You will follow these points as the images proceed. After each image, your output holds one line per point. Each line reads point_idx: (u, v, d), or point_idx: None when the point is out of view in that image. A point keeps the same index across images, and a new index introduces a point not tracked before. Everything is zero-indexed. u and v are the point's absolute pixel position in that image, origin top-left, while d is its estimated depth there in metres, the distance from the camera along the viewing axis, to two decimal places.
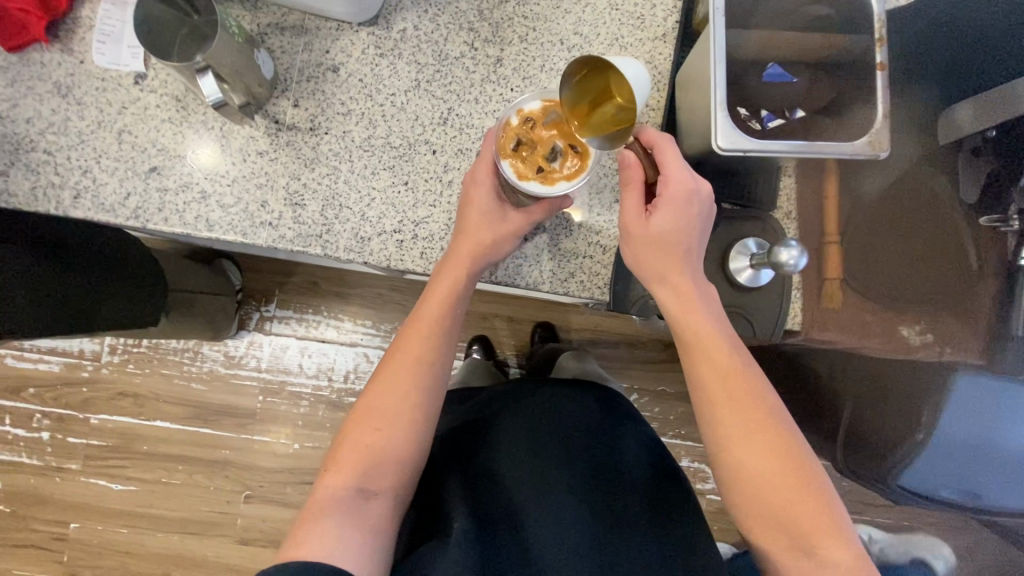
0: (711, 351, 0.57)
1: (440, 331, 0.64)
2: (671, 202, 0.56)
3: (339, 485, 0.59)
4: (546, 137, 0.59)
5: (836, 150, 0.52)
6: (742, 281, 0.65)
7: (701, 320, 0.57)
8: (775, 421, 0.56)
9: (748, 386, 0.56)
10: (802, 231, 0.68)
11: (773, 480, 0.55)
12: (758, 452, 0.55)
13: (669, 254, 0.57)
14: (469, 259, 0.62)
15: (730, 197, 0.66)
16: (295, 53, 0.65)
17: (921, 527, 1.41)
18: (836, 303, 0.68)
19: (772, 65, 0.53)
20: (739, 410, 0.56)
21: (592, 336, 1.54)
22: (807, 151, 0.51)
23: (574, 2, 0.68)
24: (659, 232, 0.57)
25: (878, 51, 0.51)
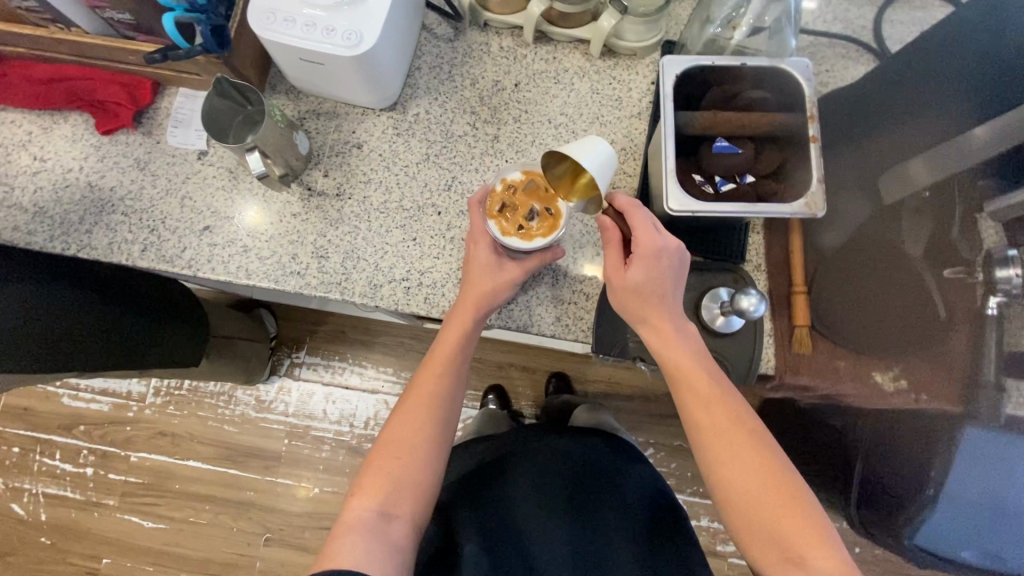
0: (692, 382, 0.63)
1: (454, 367, 0.72)
2: (644, 262, 0.63)
3: (364, 507, 0.66)
4: (526, 202, 0.70)
5: (777, 210, 0.59)
6: (714, 326, 0.71)
7: (681, 353, 0.63)
8: (757, 443, 0.61)
9: (728, 412, 0.62)
10: (770, 283, 0.75)
11: (758, 497, 0.59)
12: (742, 474, 0.60)
13: (649, 298, 0.64)
14: (477, 302, 0.70)
15: (701, 250, 0.74)
16: (327, 134, 0.79)
17: None
18: (807, 348, 0.72)
19: (721, 138, 0.61)
20: (721, 434, 0.62)
21: (604, 388, 1.58)
22: (750, 213, 0.59)
23: (561, 88, 0.80)
24: (638, 280, 0.64)
25: (811, 126, 0.60)
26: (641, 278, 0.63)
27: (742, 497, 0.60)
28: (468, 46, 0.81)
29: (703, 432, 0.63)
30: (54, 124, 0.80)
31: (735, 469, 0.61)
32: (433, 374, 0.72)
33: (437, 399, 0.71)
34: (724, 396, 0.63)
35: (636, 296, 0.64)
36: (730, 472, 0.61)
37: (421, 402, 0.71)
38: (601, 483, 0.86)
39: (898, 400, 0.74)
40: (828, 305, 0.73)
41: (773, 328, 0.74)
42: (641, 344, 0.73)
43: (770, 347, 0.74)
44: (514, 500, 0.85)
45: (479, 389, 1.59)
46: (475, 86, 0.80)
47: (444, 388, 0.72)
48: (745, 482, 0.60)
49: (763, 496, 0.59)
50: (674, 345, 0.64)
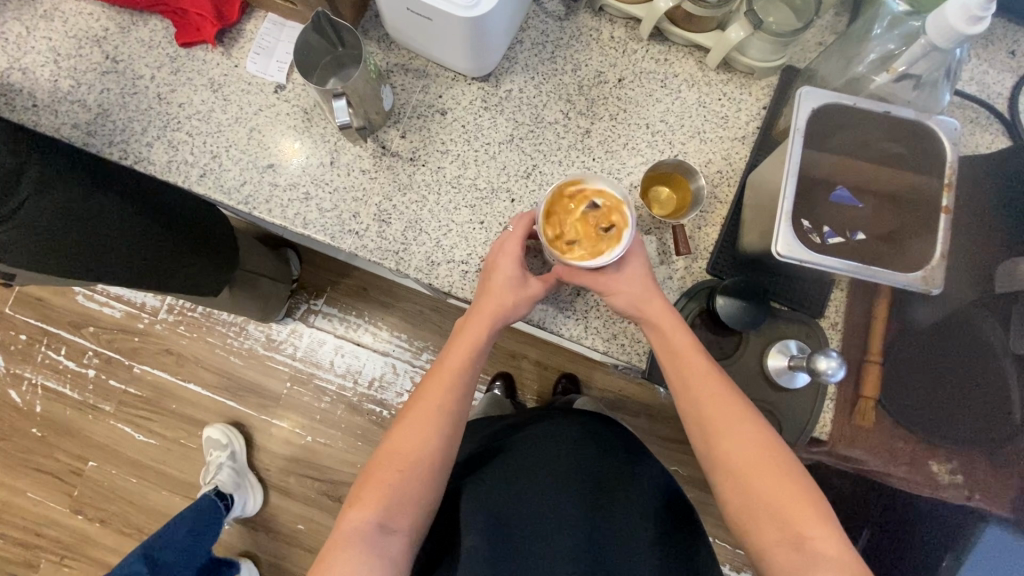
0: (690, 375, 0.63)
1: (460, 376, 0.70)
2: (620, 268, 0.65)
3: (362, 518, 0.63)
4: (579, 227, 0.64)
5: (890, 277, 0.54)
6: (779, 380, 0.67)
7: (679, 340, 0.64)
8: (759, 429, 0.61)
9: (727, 405, 0.62)
10: (843, 345, 0.70)
11: (758, 472, 0.59)
12: (741, 460, 0.60)
13: (646, 290, 0.65)
14: (491, 317, 0.68)
15: (784, 297, 0.69)
16: (412, 92, 0.74)
17: None
18: (868, 422, 0.68)
19: (841, 187, 0.58)
20: (725, 427, 0.61)
21: (613, 400, 1.53)
22: (861, 273, 0.54)
23: (667, 93, 0.74)
24: (629, 292, 0.64)
25: (946, 197, 0.54)
26: (634, 290, 0.65)
27: (744, 485, 0.60)
28: (577, 29, 0.76)
29: (703, 425, 0.63)
30: (132, 25, 0.75)
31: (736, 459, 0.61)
32: (438, 389, 0.69)
33: (445, 405, 0.69)
34: (718, 384, 0.62)
35: (632, 286, 0.65)
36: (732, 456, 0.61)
37: (427, 412, 0.68)
38: (613, 468, 0.82)
39: (950, 493, 0.70)
40: (898, 382, 0.69)
41: (837, 393, 0.68)
42: None
43: (829, 412, 0.68)
44: (519, 469, 0.79)
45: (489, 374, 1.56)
46: (577, 72, 0.75)
47: (449, 390, 0.69)
48: (745, 470, 0.60)
49: (770, 480, 0.59)
50: (666, 338, 0.64)
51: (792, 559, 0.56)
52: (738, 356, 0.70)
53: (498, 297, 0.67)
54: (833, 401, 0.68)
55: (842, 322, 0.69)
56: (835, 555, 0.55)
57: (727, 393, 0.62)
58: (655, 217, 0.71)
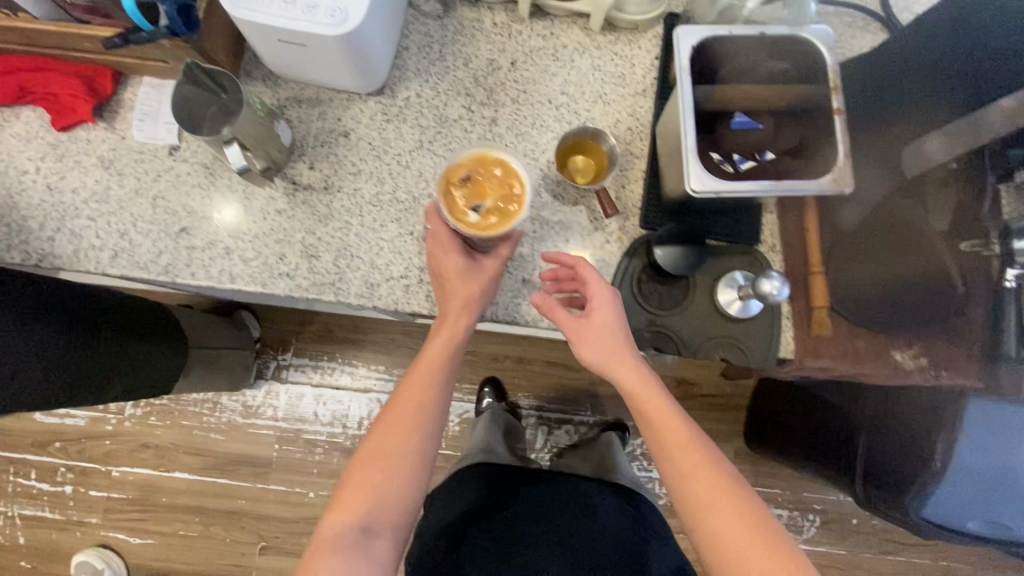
0: (665, 442, 0.62)
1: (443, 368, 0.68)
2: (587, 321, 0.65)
3: (341, 524, 0.61)
4: (481, 191, 0.65)
5: (803, 188, 0.56)
6: (732, 312, 0.68)
7: (658, 403, 0.63)
8: (741, 501, 0.60)
9: (709, 471, 0.61)
10: (786, 263, 0.71)
11: (738, 548, 0.58)
12: (725, 535, 0.59)
13: (618, 350, 0.64)
14: (461, 311, 0.66)
15: (718, 232, 0.70)
16: (310, 122, 0.73)
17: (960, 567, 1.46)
18: (826, 330, 0.69)
19: (738, 114, 0.59)
20: (704, 494, 0.60)
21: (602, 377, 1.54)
22: (775, 190, 0.55)
23: (560, 65, 0.75)
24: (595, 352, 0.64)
25: (834, 98, 0.56)
26: (602, 348, 0.64)
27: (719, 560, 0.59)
28: (459, 23, 0.76)
29: (679, 489, 0.62)
30: (3, 121, 0.72)
31: (713, 529, 0.60)
32: (423, 386, 0.67)
33: (427, 403, 0.67)
34: (697, 455, 0.62)
35: (599, 341, 0.64)
36: (710, 525, 0.60)
37: (406, 411, 0.66)
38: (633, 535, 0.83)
39: (919, 378, 0.72)
40: (849, 284, 0.70)
41: (791, 310, 0.71)
42: (659, 334, 0.71)
43: (787, 330, 0.71)
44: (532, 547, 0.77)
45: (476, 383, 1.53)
46: (469, 65, 0.75)
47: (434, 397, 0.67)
48: (728, 547, 0.59)
49: (749, 555, 0.58)
50: (643, 403, 0.64)
51: None
52: (691, 299, 0.70)
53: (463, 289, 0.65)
54: (787, 319, 0.70)
55: (778, 244, 0.71)
56: None
57: (707, 457, 0.62)
58: (579, 186, 0.71)
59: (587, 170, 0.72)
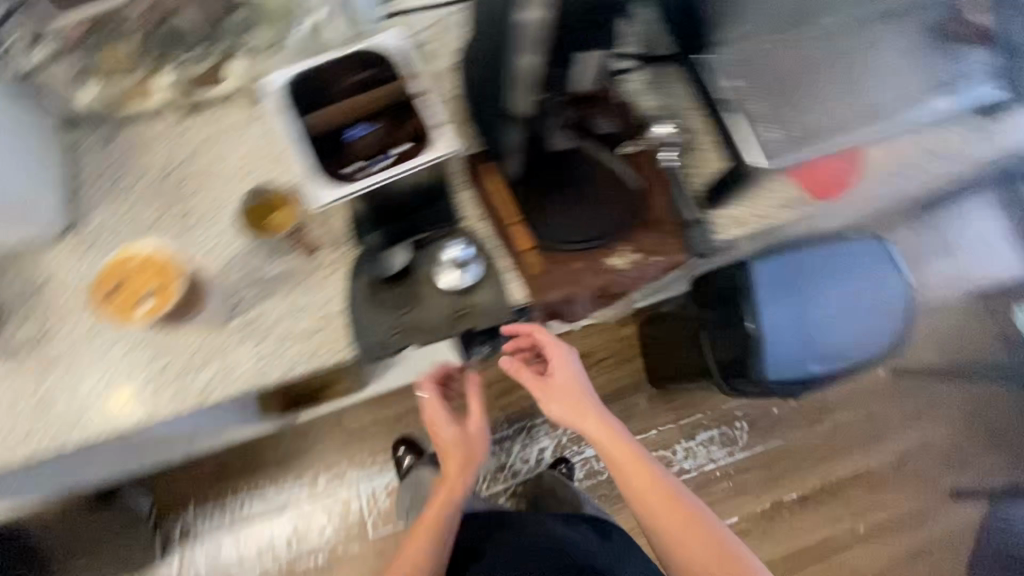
0: (618, 460, 0.89)
1: None
2: (563, 379, 0.94)
3: None
4: (133, 285, 0.68)
5: (413, 165, 0.64)
6: (453, 286, 0.74)
7: (606, 435, 0.90)
8: (671, 489, 0.89)
9: (647, 476, 0.89)
10: (493, 225, 0.78)
11: (671, 524, 0.87)
12: (658, 517, 0.88)
13: (573, 403, 0.93)
14: None
15: (422, 225, 0.77)
16: (9, 285, 0.74)
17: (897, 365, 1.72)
18: (539, 269, 0.75)
19: (352, 126, 0.65)
20: (645, 494, 0.89)
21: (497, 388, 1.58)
22: (390, 176, 0.64)
23: (233, 140, 0.79)
24: (593, 399, 0.93)
25: (415, 84, 0.65)
26: (569, 399, 0.93)
27: (661, 534, 0.88)
28: (128, 141, 0.79)
29: (632, 493, 0.89)
30: None
31: (656, 514, 0.88)
32: None
33: None
34: (641, 464, 0.89)
35: (562, 394, 0.93)
36: (647, 513, 0.89)
37: None
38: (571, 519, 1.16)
39: (638, 273, 0.79)
40: (546, 223, 0.76)
41: (510, 264, 0.77)
42: (405, 334, 0.74)
43: (514, 282, 0.77)
44: None
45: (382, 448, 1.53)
46: (149, 174, 0.78)
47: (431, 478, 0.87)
48: (662, 525, 0.88)
49: (677, 526, 0.87)
50: (603, 440, 0.90)
51: None
52: (420, 291, 0.75)
53: (510, 371, 0.96)
54: (510, 274, 0.76)
55: (479, 213, 0.79)
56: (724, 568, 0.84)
57: (646, 468, 0.89)
58: (282, 237, 0.75)
59: (280, 220, 0.75)
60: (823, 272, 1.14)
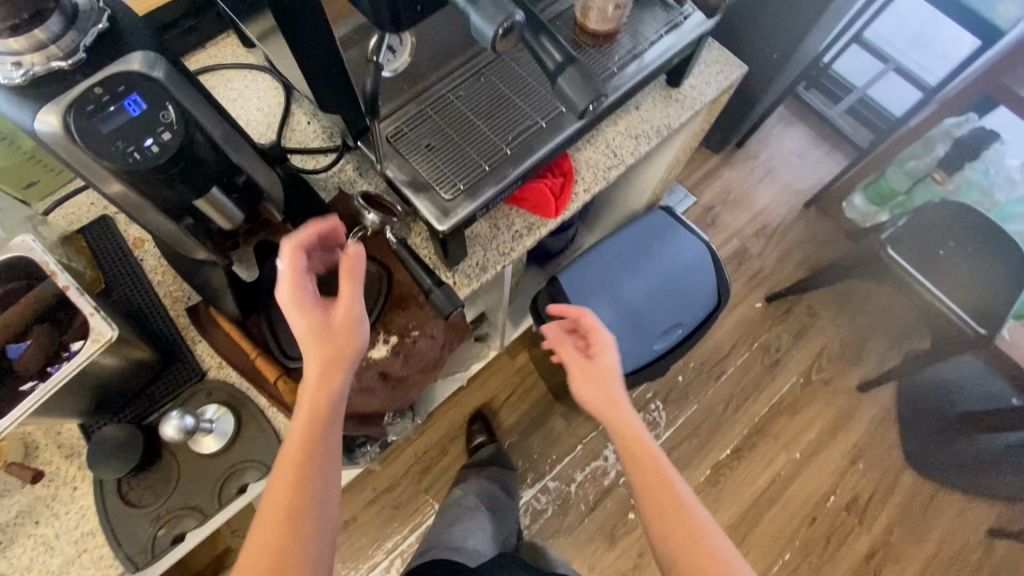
0: (633, 446, 0.67)
1: (322, 452, 0.57)
2: (587, 358, 0.79)
3: None
4: None
5: (76, 364, 0.59)
6: (208, 449, 0.69)
7: (629, 419, 0.70)
8: (696, 514, 0.62)
9: (674, 502, 0.63)
10: (237, 367, 0.74)
11: (698, 564, 0.59)
12: (680, 547, 0.60)
13: (602, 381, 0.75)
14: (325, 402, 0.57)
15: (161, 397, 0.72)
16: None
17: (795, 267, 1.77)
18: (295, 395, 0.72)
19: (14, 345, 0.61)
20: (660, 518, 0.63)
21: (407, 477, 1.51)
22: (53, 387, 0.58)
23: None
24: (607, 379, 0.75)
25: (57, 279, 0.60)
26: (597, 381, 0.75)
27: (677, 566, 0.60)
28: None
29: (648, 503, 0.64)
30: None
31: (676, 539, 0.61)
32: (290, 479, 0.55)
33: (305, 483, 0.55)
34: (657, 462, 0.66)
35: (599, 378, 0.75)
36: (667, 545, 0.61)
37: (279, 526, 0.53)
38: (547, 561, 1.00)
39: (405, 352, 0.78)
40: (290, 344, 0.74)
41: (268, 399, 0.73)
42: (175, 519, 0.68)
43: (278, 415, 0.73)
44: None
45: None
46: None
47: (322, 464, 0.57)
48: (683, 559, 0.60)
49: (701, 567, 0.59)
50: (623, 431, 0.69)
51: None
52: (177, 468, 0.69)
53: (339, 322, 0.60)
54: (270, 408, 0.73)
55: (221, 359, 0.75)
56: None
57: (669, 484, 0.64)
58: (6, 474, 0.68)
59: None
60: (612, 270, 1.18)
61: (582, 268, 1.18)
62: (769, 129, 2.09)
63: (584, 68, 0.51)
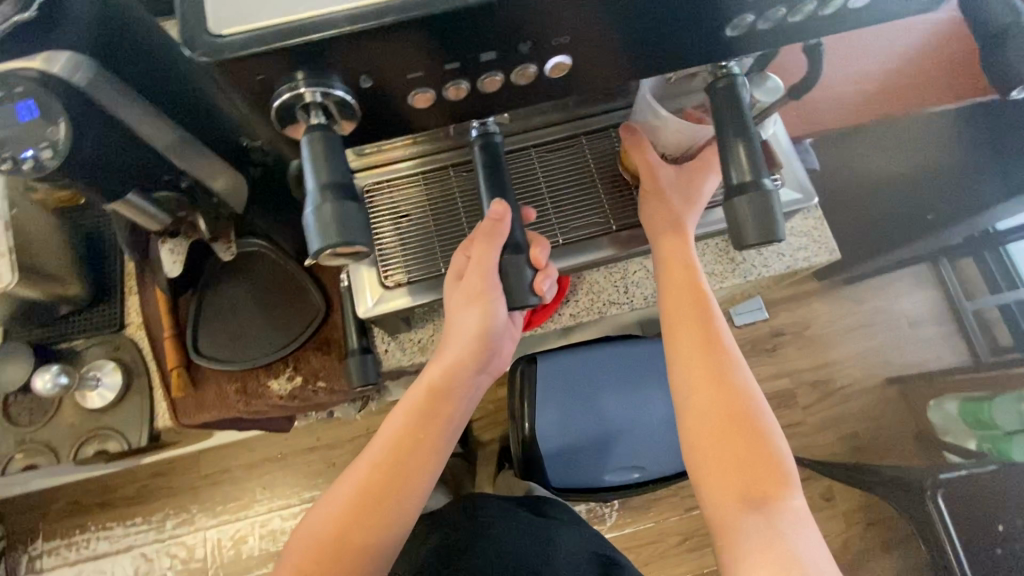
0: (680, 301, 0.58)
1: (449, 383, 0.56)
2: (680, 169, 0.60)
3: None
4: None
5: None
6: (89, 403, 0.70)
7: (689, 270, 0.59)
8: (743, 383, 0.55)
9: (722, 368, 0.56)
10: (150, 335, 0.73)
11: (728, 426, 0.54)
12: (715, 405, 0.55)
13: (682, 214, 0.59)
14: (480, 320, 0.54)
15: (78, 331, 0.73)
16: None
17: (864, 417, 1.44)
18: (186, 390, 0.71)
19: None
20: (700, 382, 0.55)
21: (312, 454, 1.42)
22: None
23: None
24: (678, 203, 0.59)
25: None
26: (668, 206, 0.59)
27: (695, 424, 0.55)
28: None
29: (681, 367, 0.57)
30: None
31: (710, 397, 0.55)
32: (424, 407, 0.56)
33: (434, 412, 0.56)
34: (706, 322, 0.57)
35: (672, 207, 0.59)
36: (691, 395, 0.56)
37: (397, 444, 0.55)
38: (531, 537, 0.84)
39: (304, 398, 0.74)
40: (205, 337, 0.72)
41: (161, 381, 0.72)
42: (30, 450, 0.70)
43: (163, 399, 0.72)
44: None
45: (177, 515, 1.39)
46: None
47: (435, 426, 0.56)
48: (710, 416, 0.55)
49: (728, 429, 0.54)
50: (680, 277, 0.59)
51: (753, 546, 0.50)
52: (56, 408, 0.71)
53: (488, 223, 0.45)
54: (159, 389, 0.72)
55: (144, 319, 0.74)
56: (797, 513, 0.52)
57: (723, 358, 0.56)
58: None
59: None
60: (606, 379, 1.06)
61: (571, 362, 1.04)
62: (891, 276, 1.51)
63: (520, 271, 0.44)
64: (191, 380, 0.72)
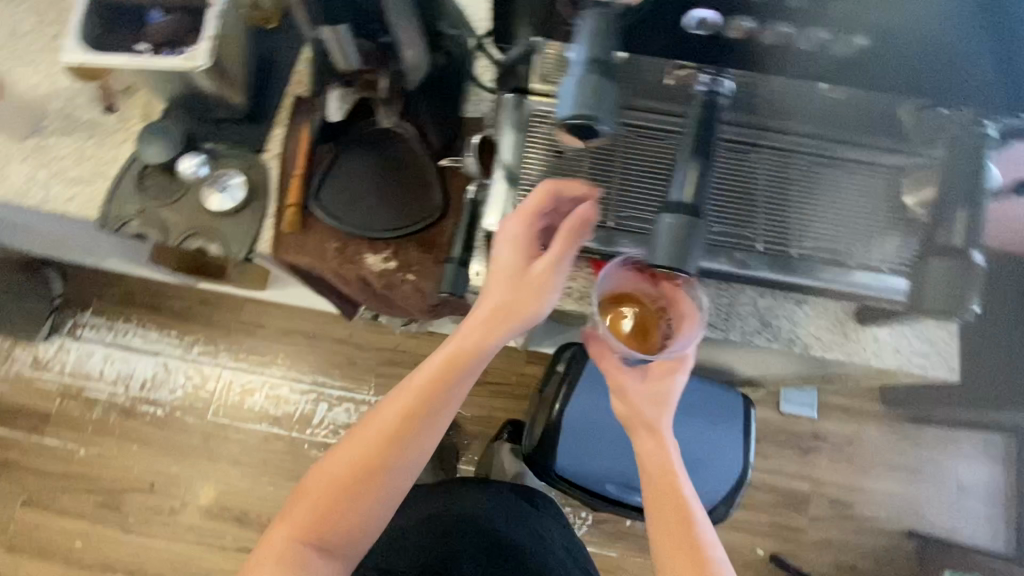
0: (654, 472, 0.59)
1: (463, 358, 0.57)
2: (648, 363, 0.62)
3: (289, 540, 0.58)
4: None
5: (168, 62, 0.67)
6: (210, 203, 0.74)
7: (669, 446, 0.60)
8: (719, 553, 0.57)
9: (695, 560, 0.56)
10: (282, 167, 0.77)
11: None
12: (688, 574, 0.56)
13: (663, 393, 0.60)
14: (521, 311, 0.55)
15: (223, 137, 0.78)
16: None
17: (874, 555, 1.35)
18: (295, 228, 0.74)
19: (154, 12, 0.71)
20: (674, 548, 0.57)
21: (339, 346, 1.47)
22: (140, 62, 0.67)
23: None
24: (649, 410, 0.60)
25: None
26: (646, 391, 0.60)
27: None
28: None
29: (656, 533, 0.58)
30: None
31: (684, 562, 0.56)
32: (432, 379, 0.57)
33: (444, 385, 0.57)
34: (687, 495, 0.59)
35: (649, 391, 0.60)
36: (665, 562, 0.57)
37: (397, 411, 0.57)
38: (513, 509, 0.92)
39: (388, 282, 0.75)
40: (329, 189, 0.75)
41: (275, 211, 0.76)
42: (145, 221, 0.75)
43: (270, 227, 0.76)
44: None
45: (207, 344, 1.47)
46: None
47: (457, 385, 0.58)
48: None
49: None
50: (663, 495, 0.59)
51: None
52: (182, 194, 0.76)
53: None
54: (270, 218, 0.76)
55: (280, 150, 0.78)
56: None
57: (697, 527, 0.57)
58: (100, 89, 0.79)
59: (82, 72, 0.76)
60: None
61: None
62: (961, 432, 1.41)
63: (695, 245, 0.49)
64: (302, 222, 0.75)
